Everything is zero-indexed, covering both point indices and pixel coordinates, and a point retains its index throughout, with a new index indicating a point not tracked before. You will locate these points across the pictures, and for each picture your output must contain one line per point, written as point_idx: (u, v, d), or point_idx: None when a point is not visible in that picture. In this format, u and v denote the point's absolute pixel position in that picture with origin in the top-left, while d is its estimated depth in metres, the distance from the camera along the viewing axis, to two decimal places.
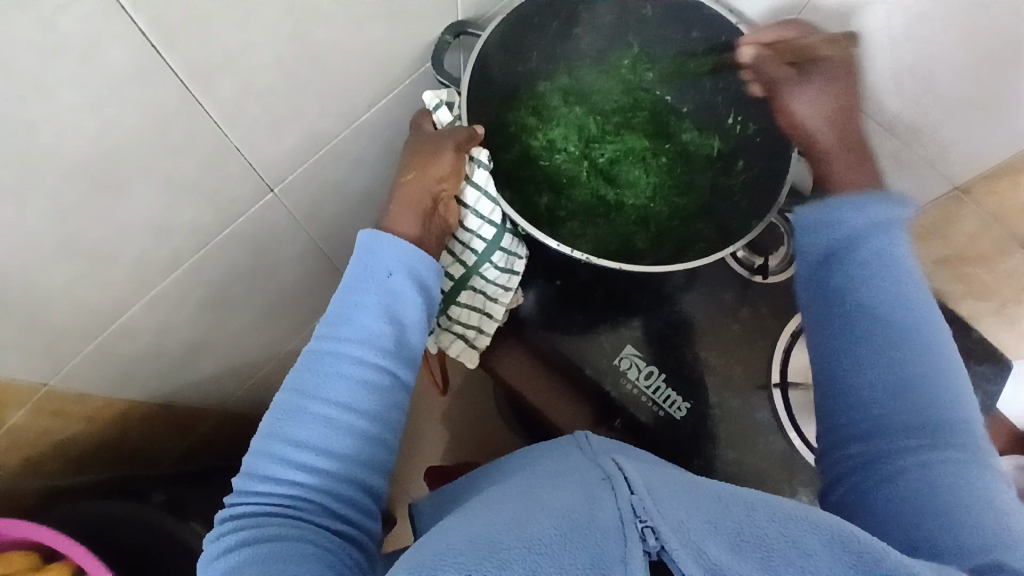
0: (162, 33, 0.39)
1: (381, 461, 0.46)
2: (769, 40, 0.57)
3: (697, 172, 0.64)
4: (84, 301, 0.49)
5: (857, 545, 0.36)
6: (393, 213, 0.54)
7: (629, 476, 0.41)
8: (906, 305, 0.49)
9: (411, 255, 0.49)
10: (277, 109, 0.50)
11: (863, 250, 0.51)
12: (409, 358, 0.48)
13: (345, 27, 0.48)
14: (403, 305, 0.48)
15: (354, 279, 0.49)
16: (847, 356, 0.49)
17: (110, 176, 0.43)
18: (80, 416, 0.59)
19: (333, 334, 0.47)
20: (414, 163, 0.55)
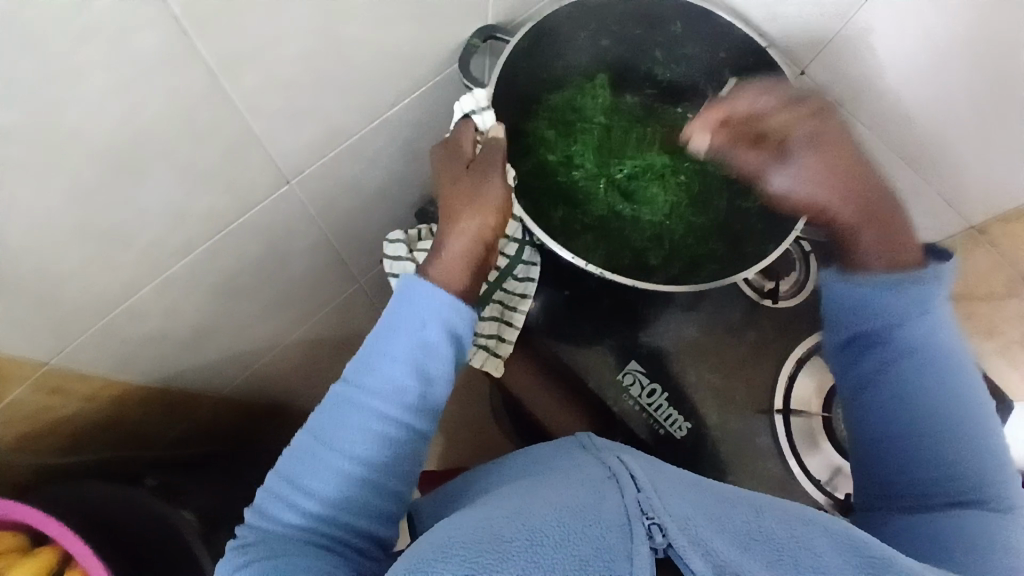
0: (196, 21, 0.39)
1: (388, 510, 0.45)
2: (717, 122, 0.54)
3: (714, 191, 0.63)
4: (94, 282, 0.48)
5: (864, 554, 0.36)
6: (445, 268, 0.50)
7: (634, 474, 0.42)
8: (943, 382, 0.49)
9: (446, 307, 0.47)
10: (302, 102, 0.50)
11: (895, 334, 0.51)
12: (432, 409, 0.47)
13: (376, 26, 0.48)
14: (432, 359, 0.47)
15: (386, 326, 0.47)
16: (885, 434, 0.50)
17: (132, 158, 0.43)
18: (79, 396, 0.58)
19: (357, 382, 0.46)
20: (460, 213, 0.52)
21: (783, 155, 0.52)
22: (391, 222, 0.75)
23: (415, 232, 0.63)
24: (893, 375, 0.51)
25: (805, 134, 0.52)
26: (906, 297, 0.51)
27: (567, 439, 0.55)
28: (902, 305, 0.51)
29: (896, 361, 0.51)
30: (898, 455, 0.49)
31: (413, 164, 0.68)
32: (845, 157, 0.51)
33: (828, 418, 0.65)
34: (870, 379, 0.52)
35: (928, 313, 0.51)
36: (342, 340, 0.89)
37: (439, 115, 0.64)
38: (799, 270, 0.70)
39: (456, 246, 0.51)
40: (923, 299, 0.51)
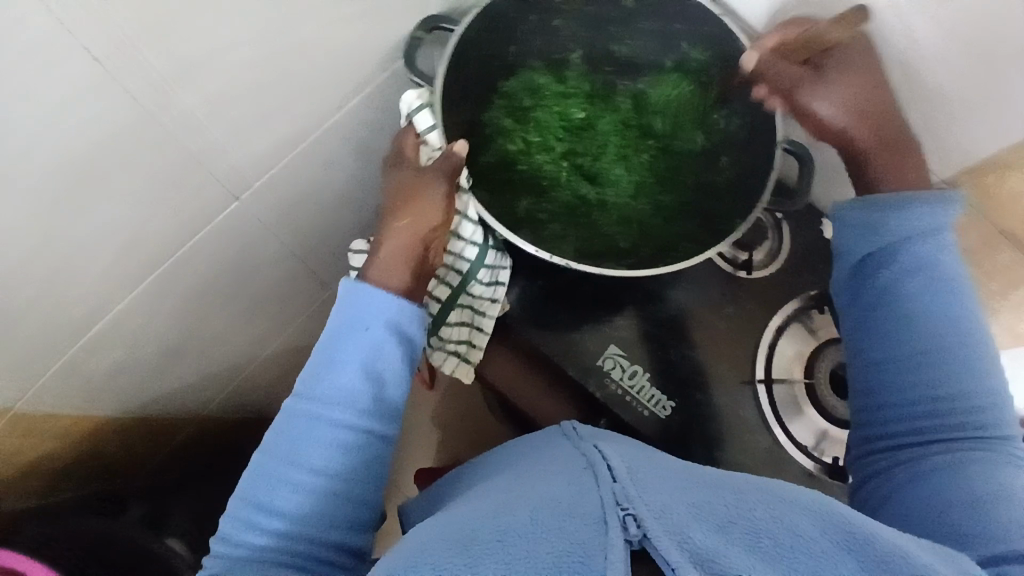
0: (111, 44, 0.37)
1: (360, 518, 0.44)
2: (774, 43, 0.54)
3: (679, 167, 0.62)
4: (44, 322, 0.47)
5: (845, 526, 0.36)
6: (386, 267, 0.53)
7: (613, 466, 0.42)
8: (948, 308, 0.49)
9: (390, 307, 0.48)
10: (241, 115, 0.48)
11: (905, 251, 0.50)
12: (391, 410, 0.47)
13: (310, 28, 0.46)
14: (382, 360, 0.47)
15: (332, 334, 0.47)
16: (885, 358, 0.49)
17: (65, 194, 0.41)
18: (49, 436, 0.57)
19: (309, 395, 0.45)
20: (402, 213, 0.54)
21: (829, 79, 0.53)
22: (357, 224, 0.73)
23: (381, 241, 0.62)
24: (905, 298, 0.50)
25: (858, 65, 0.53)
26: (921, 217, 0.50)
27: (552, 430, 0.55)
28: (920, 226, 0.50)
29: (910, 282, 0.50)
30: (893, 381, 0.49)
31: (371, 165, 0.66)
32: (874, 93, 0.53)
33: (810, 383, 0.65)
34: (883, 299, 0.51)
35: (936, 238, 0.50)
36: None
37: (391, 113, 0.62)
38: (772, 238, 0.69)
39: (398, 245, 0.53)
40: (932, 221, 0.50)
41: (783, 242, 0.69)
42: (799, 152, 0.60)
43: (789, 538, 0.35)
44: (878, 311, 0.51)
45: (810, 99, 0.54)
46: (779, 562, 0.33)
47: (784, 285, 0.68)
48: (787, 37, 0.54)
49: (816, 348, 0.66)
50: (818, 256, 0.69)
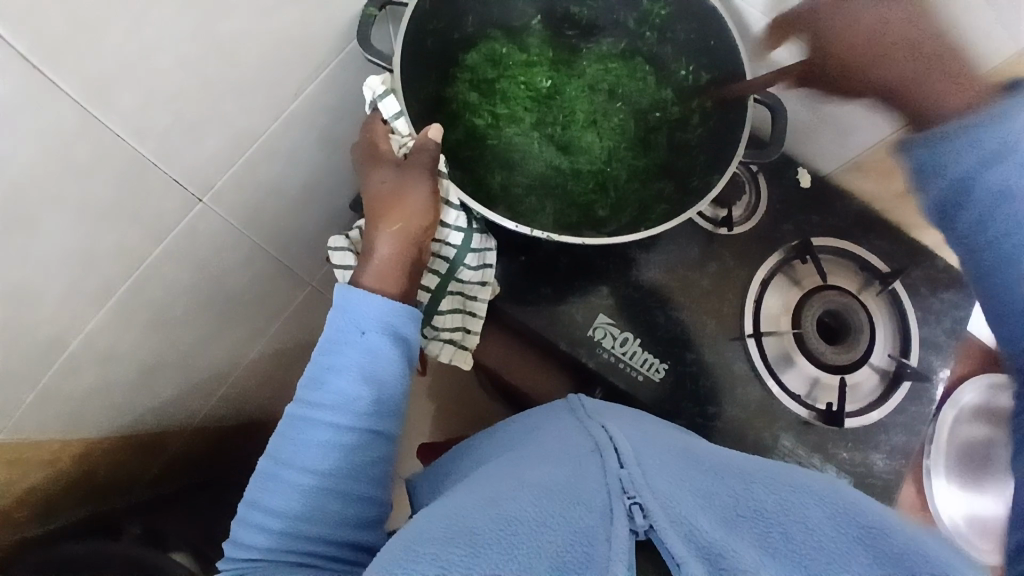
0: (41, 50, 0.35)
1: (367, 517, 0.43)
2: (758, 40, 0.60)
3: (647, 127, 0.62)
4: (12, 349, 0.45)
5: (861, 519, 0.36)
6: (379, 276, 0.50)
7: (620, 453, 0.43)
8: None
9: (384, 308, 0.46)
10: (191, 112, 0.45)
11: None
12: (392, 409, 0.46)
13: (253, 15, 0.44)
14: (381, 363, 0.45)
15: (326, 338, 0.46)
16: None
17: (13, 214, 0.39)
18: (37, 462, 0.56)
19: (305, 400, 0.44)
20: (389, 215, 0.50)
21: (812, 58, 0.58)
22: (329, 217, 0.71)
23: (357, 233, 0.60)
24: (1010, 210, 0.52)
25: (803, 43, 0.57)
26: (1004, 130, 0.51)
27: (558, 405, 0.57)
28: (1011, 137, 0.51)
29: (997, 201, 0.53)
30: None
31: (336, 153, 0.64)
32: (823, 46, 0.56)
33: (799, 332, 0.65)
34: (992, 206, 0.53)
35: None
36: (309, 342, 0.86)
37: (351, 97, 0.60)
38: (749, 193, 0.69)
39: (389, 251, 0.50)
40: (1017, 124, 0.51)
41: (761, 197, 0.69)
42: (771, 103, 0.58)
43: (801, 529, 0.35)
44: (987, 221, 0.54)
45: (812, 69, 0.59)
46: (788, 552, 0.34)
47: (766, 237, 0.68)
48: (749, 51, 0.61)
49: (802, 297, 0.66)
50: (796, 206, 0.69)
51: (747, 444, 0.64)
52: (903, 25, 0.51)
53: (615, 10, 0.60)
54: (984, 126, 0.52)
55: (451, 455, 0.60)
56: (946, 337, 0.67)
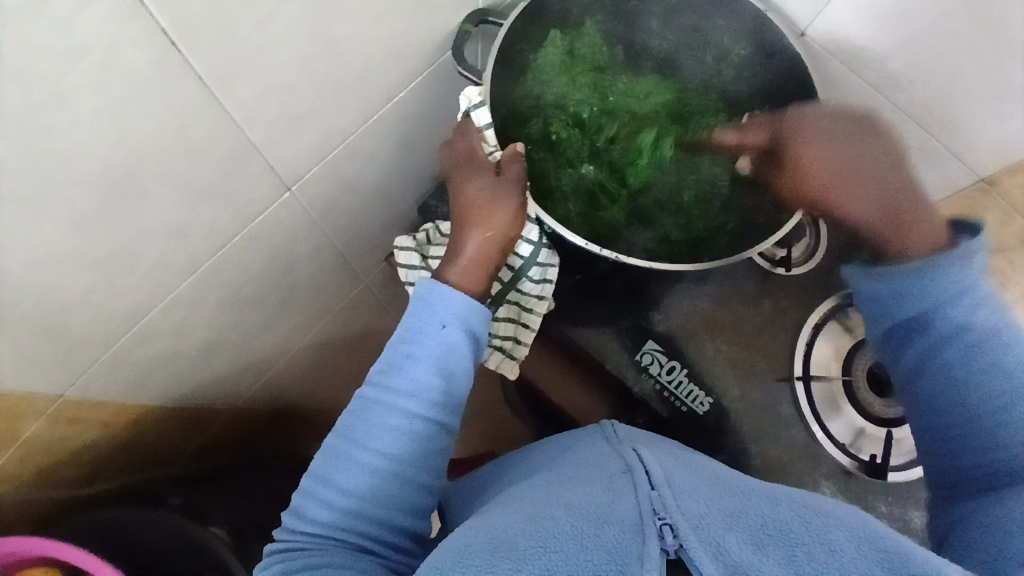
0: (182, 32, 0.36)
1: (421, 505, 0.48)
2: (733, 143, 0.60)
3: (716, 159, 0.62)
4: (101, 309, 0.47)
5: (881, 544, 0.36)
6: (464, 273, 0.53)
7: (648, 470, 0.43)
8: (982, 366, 0.49)
9: (463, 307, 0.51)
10: (295, 106, 0.47)
11: (934, 304, 0.52)
12: (455, 404, 0.50)
13: (366, 20, 0.46)
14: (453, 357, 0.50)
15: (406, 329, 0.51)
16: (940, 419, 0.51)
17: (129, 183, 0.41)
18: (96, 422, 0.58)
19: (383, 384, 0.49)
20: (480, 221, 0.54)
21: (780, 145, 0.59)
22: (393, 219, 0.74)
23: (425, 235, 0.64)
24: (948, 357, 0.51)
25: (802, 135, 0.58)
26: (950, 266, 0.52)
27: (591, 428, 0.57)
28: (969, 274, 0.51)
29: (948, 345, 0.51)
30: (929, 431, 0.52)
31: (410, 157, 0.66)
32: (850, 133, 0.57)
33: (848, 380, 0.65)
34: (952, 351, 0.51)
35: (975, 296, 0.51)
36: (355, 339, 0.88)
37: (434, 104, 0.62)
38: (810, 235, 0.68)
39: (477, 253, 0.53)
40: (973, 268, 0.51)
41: (821, 239, 0.68)
42: None
43: (827, 550, 0.35)
44: (947, 374, 0.51)
45: (800, 145, 0.58)
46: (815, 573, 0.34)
47: (822, 282, 0.68)
48: (756, 138, 0.60)
49: (853, 346, 0.65)
50: None
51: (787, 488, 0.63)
52: (853, 148, 0.57)
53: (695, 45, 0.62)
54: (944, 268, 0.51)
55: (487, 471, 0.61)
56: None
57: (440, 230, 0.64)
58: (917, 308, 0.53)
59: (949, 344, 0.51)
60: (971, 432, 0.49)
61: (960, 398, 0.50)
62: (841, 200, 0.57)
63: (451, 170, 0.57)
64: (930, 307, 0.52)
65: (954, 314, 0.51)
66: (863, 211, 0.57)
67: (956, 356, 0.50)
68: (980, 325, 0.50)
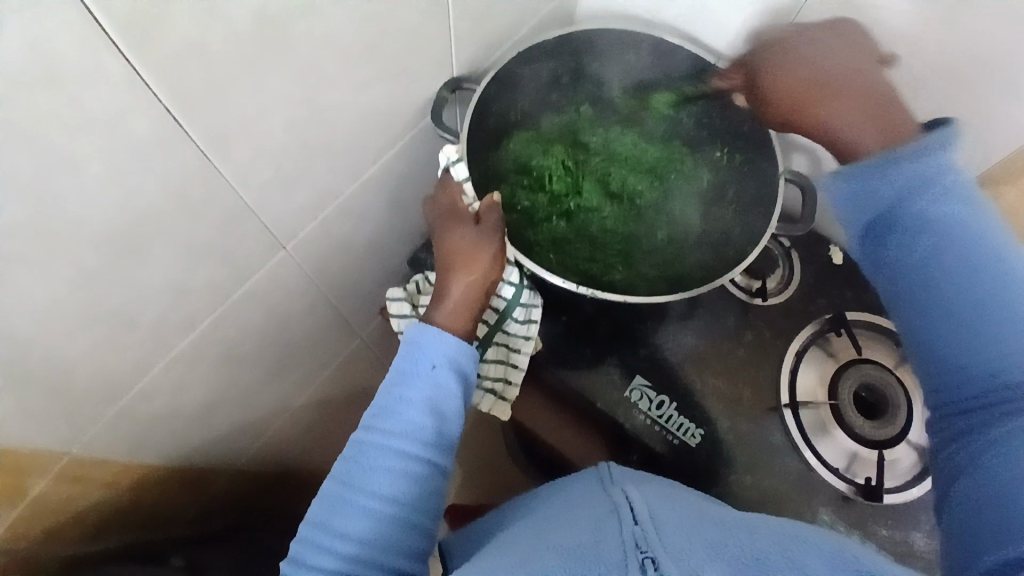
0: (180, 106, 0.41)
1: (418, 546, 0.49)
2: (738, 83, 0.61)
3: (685, 206, 0.66)
4: (105, 365, 0.50)
5: (855, 563, 0.37)
6: (451, 315, 0.56)
7: (636, 511, 0.43)
8: (971, 268, 0.46)
9: (451, 348, 0.53)
10: (287, 168, 0.52)
11: (930, 183, 0.47)
12: (447, 444, 0.52)
13: (350, 91, 0.51)
14: (443, 396, 0.52)
15: (398, 371, 0.53)
16: (941, 327, 0.47)
17: (133, 242, 0.45)
18: (100, 481, 0.60)
19: (377, 427, 0.51)
20: (465, 266, 0.57)
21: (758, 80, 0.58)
22: (385, 274, 0.77)
23: (414, 286, 0.67)
24: (959, 259, 0.46)
25: (786, 58, 0.55)
26: (931, 157, 0.48)
27: (587, 471, 0.57)
28: (935, 168, 0.47)
29: (920, 242, 0.47)
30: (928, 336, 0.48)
31: (399, 215, 0.70)
32: (809, 60, 0.54)
33: (835, 404, 0.66)
34: (969, 251, 0.46)
35: (946, 180, 0.47)
36: (353, 395, 0.91)
37: (418, 164, 0.67)
38: (783, 267, 0.73)
39: (463, 296, 0.56)
40: (945, 150, 0.48)
41: (795, 271, 0.73)
42: (802, 181, 0.62)
43: (803, 574, 0.36)
44: (972, 275, 0.46)
45: (773, 74, 0.56)
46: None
47: (800, 312, 0.71)
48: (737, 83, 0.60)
49: (837, 370, 0.67)
50: (831, 281, 0.72)
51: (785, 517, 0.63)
52: (798, 69, 0.54)
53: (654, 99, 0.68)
54: (902, 160, 0.48)
55: (486, 520, 0.61)
56: None
57: (428, 280, 0.67)
58: (896, 198, 0.48)
59: (940, 240, 0.46)
60: (993, 339, 0.44)
61: (988, 306, 0.45)
62: (827, 93, 0.53)
63: (433, 221, 0.61)
64: (900, 211, 0.48)
65: (950, 182, 0.47)
66: (854, 131, 0.52)
67: (960, 251, 0.46)
68: (958, 176, 0.48)
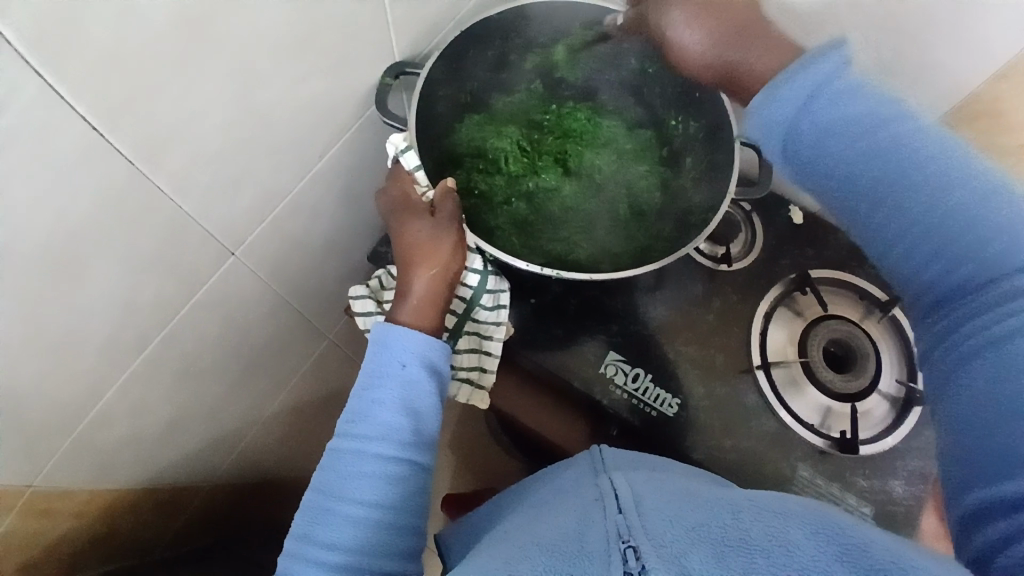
0: (103, 117, 0.38)
1: (409, 547, 0.48)
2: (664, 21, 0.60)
3: (645, 177, 0.66)
4: (55, 395, 0.48)
5: (839, 536, 0.36)
6: (415, 311, 0.54)
7: (620, 497, 0.43)
8: (882, 143, 0.50)
9: (420, 344, 0.52)
10: (228, 172, 0.50)
11: (825, 82, 0.53)
12: (427, 442, 0.51)
13: (285, 86, 0.49)
14: (417, 394, 0.51)
15: (369, 374, 0.51)
16: (875, 213, 0.51)
17: (68, 264, 0.42)
18: (68, 513, 0.57)
19: (352, 433, 0.49)
20: (425, 260, 0.55)
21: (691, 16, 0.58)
22: (346, 271, 0.76)
23: (377, 282, 0.66)
24: (869, 136, 0.50)
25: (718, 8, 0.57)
26: (820, 63, 0.53)
27: (579, 458, 0.57)
28: (823, 69, 0.53)
29: (832, 134, 0.52)
30: (870, 223, 0.51)
31: (354, 209, 0.69)
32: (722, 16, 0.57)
33: (806, 361, 0.66)
34: (870, 130, 0.51)
35: (840, 77, 0.53)
36: (329, 396, 0.90)
37: (370, 156, 0.65)
38: (746, 231, 0.74)
39: (426, 290, 0.55)
40: (833, 56, 0.54)
41: (757, 234, 0.74)
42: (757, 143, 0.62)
43: (785, 552, 0.35)
44: (881, 152, 0.50)
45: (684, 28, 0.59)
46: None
47: (765, 273, 0.72)
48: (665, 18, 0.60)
49: (807, 327, 0.68)
50: (792, 241, 0.73)
51: (765, 476, 0.64)
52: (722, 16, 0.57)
53: (604, 71, 0.66)
54: (797, 68, 0.54)
55: (478, 513, 0.60)
56: None
57: (391, 274, 0.66)
58: (803, 98, 0.53)
59: (851, 127, 0.51)
60: (922, 202, 0.48)
61: (907, 172, 0.49)
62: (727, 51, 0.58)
63: (388, 216, 0.59)
64: (806, 117, 0.54)
65: (841, 80, 0.53)
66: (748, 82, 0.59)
67: (860, 140, 0.51)
68: (853, 76, 0.53)
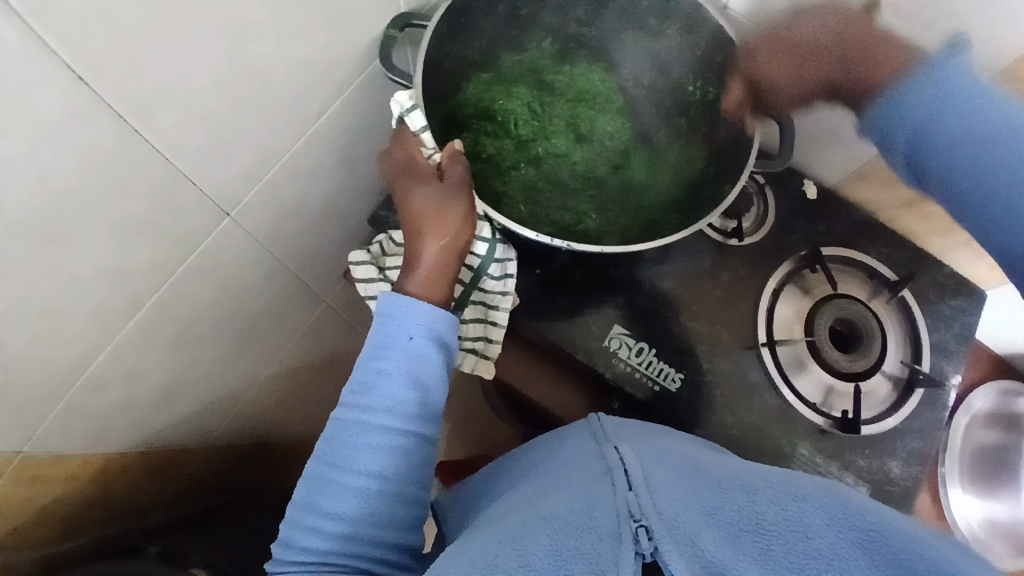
0: (87, 67, 0.35)
1: (412, 518, 0.47)
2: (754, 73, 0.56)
3: (658, 146, 0.65)
4: (44, 362, 0.46)
5: (859, 520, 0.35)
6: (423, 283, 0.52)
7: (628, 470, 0.42)
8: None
9: (429, 316, 0.50)
10: (221, 130, 0.46)
11: (955, 91, 0.43)
12: (433, 414, 0.50)
13: (280, 38, 0.45)
14: (424, 368, 0.49)
15: (374, 345, 0.50)
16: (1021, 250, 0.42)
17: (53, 227, 0.40)
18: (61, 478, 0.57)
19: (357, 404, 0.48)
20: (435, 230, 0.53)
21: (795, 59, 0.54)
22: (345, 235, 0.73)
23: (378, 247, 0.63)
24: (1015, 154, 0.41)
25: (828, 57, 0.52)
26: (946, 69, 0.44)
27: (579, 424, 0.56)
28: (949, 77, 0.44)
29: (965, 154, 0.43)
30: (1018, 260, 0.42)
31: (354, 170, 0.66)
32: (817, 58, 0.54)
33: (812, 340, 0.65)
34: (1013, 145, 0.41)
35: (973, 83, 0.43)
36: (326, 360, 0.88)
37: (370, 114, 0.61)
38: (758, 204, 0.71)
39: (434, 261, 0.53)
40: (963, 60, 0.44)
41: (769, 208, 0.71)
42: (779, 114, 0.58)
43: (802, 537, 0.34)
44: None
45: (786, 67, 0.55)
46: (791, 568, 0.33)
47: (775, 249, 0.70)
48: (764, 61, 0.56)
49: (814, 305, 0.66)
50: (805, 216, 0.71)
51: (764, 454, 0.64)
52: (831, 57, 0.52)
53: (619, 30, 0.62)
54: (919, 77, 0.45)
55: (478, 479, 0.60)
56: (955, 342, 0.67)
57: (393, 240, 0.63)
58: (926, 111, 0.44)
59: (991, 144, 0.42)
60: None
61: None
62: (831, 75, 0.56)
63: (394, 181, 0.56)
64: (932, 128, 0.44)
65: (975, 88, 0.43)
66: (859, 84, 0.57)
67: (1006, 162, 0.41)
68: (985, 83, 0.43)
